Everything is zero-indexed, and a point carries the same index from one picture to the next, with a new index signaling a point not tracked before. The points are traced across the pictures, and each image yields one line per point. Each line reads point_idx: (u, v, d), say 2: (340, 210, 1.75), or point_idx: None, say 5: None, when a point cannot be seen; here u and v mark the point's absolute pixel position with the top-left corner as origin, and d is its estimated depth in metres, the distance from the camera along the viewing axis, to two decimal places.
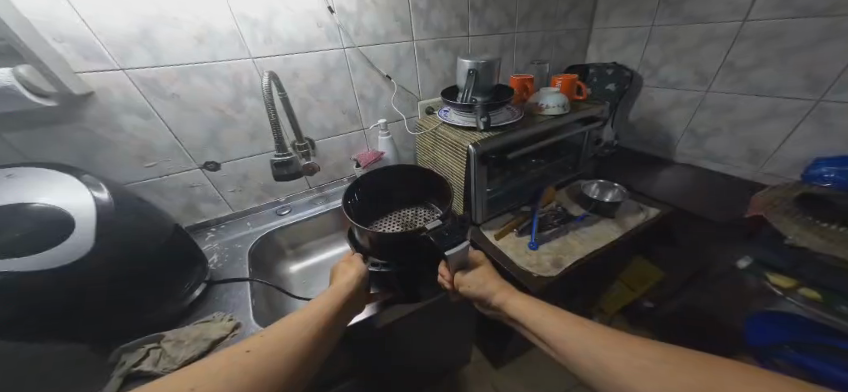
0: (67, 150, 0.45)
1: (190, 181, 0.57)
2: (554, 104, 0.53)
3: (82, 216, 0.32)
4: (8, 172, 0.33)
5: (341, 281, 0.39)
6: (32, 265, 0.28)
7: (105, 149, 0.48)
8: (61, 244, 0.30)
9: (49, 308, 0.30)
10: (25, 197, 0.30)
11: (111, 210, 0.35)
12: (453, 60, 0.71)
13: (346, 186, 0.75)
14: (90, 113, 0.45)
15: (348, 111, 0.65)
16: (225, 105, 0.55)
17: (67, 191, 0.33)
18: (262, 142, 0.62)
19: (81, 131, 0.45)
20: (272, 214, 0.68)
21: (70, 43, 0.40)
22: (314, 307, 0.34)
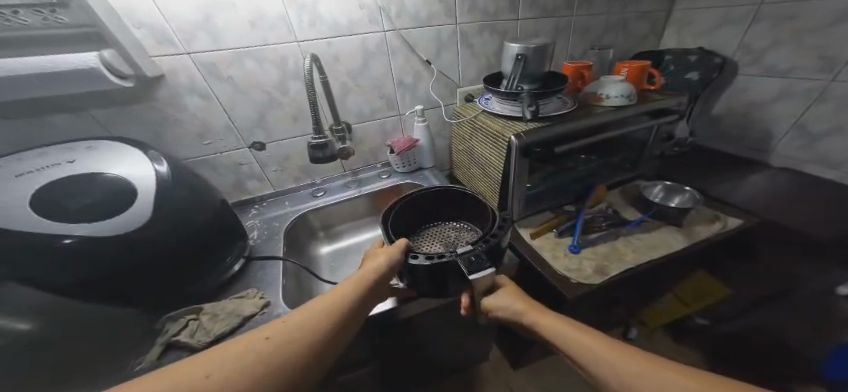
0: (138, 127, 0.49)
1: (239, 159, 0.61)
2: (616, 95, 0.48)
3: (143, 185, 0.36)
4: (89, 144, 0.37)
5: (369, 266, 0.38)
6: (109, 229, 0.32)
7: (170, 127, 0.51)
8: (131, 207, 0.34)
9: (114, 273, 0.33)
10: (97, 168, 0.35)
11: (169, 183, 0.38)
12: (500, 46, 0.67)
13: (378, 171, 0.75)
14: (161, 94, 0.49)
15: (386, 97, 0.64)
16: (272, 88, 0.56)
17: (134, 163, 0.37)
18: (303, 125, 0.63)
19: (151, 110, 0.49)
20: (308, 196, 0.70)
21: (147, 29, 0.44)
22: (337, 293, 0.34)
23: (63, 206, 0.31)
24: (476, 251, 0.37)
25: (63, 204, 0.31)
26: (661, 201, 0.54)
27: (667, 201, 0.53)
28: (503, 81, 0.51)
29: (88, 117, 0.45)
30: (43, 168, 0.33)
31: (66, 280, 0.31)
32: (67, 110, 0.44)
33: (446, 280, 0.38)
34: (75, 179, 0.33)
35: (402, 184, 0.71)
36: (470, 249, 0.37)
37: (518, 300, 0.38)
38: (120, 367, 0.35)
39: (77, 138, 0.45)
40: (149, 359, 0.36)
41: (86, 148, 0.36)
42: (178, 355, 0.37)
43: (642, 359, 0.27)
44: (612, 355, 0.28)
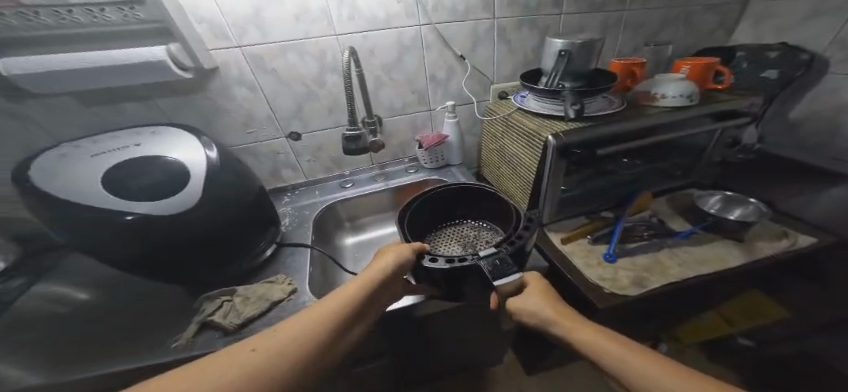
0: (192, 114, 0.54)
1: (277, 148, 0.64)
2: (673, 94, 0.44)
3: (196, 169, 0.39)
4: (152, 129, 0.40)
5: (375, 266, 0.36)
6: (164, 209, 0.35)
7: (220, 116, 0.56)
8: (185, 190, 0.37)
9: (166, 249, 0.36)
10: (157, 153, 0.37)
11: (217, 168, 0.41)
12: (539, 41, 0.64)
13: (405, 166, 0.75)
14: (214, 84, 0.53)
15: (418, 92, 0.64)
16: (311, 81, 0.59)
17: (189, 148, 0.40)
18: (337, 116, 0.65)
19: (206, 100, 0.54)
20: (337, 186, 0.72)
21: (207, 23, 0.48)
22: (341, 297, 0.33)
23: (126, 188, 0.34)
24: (499, 253, 0.36)
25: (127, 186, 0.34)
26: (719, 212, 0.50)
27: (725, 213, 0.49)
28: (541, 79, 0.49)
29: (153, 105, 0.50)
30: (113, 151, 0.36)
31: (125, 255, 0.35)
32: (134, 98, 0.49)
33: (467, 281, 0.37)
34: (137, 163, 0.35)
35: (428, 180, 0.71)
36: (493, 252, 0.36)
37: (548, 300, 0.34)
38: (161, 341, 0.39)
39: (140, 123, 0.50)
40: (186, 336, 0.38)
41: (150, 134, 0.39)
42: (212, 333, 0.40)
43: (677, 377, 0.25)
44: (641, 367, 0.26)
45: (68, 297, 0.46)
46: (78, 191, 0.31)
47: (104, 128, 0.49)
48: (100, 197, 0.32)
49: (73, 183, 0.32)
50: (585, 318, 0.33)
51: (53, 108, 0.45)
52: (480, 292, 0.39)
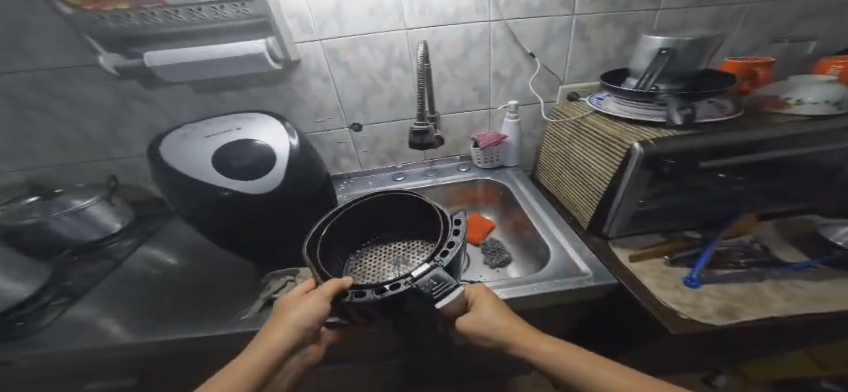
0: (274, 103, 0.63)
1: (339, 138, 0.70)
2: (812, 100, 0.39)
3: (280, 154, 0.45)
4: (250, 115, 0.48)
5: (294, 315, 0.34)
6: (256, 188, 0.42)
7: (296, 105, 0.63)
8: (271, 173, 0.43)
9: (247, 221, 0.44)
10: (250, 137, 0.44)
11: (297, 153, 0.46)
12: (627, 37, 0.59)
13: (456, 165, 0.75)
14: (296, 76, 0.60)
15: (480, 89, 0.63)
16: (377, 74, 0.61)
17: (275, 134, 0.46)
18: (398, 109, 0.67)
19: (288, 89, 0.62)
20: (389, 178, 0.75)
21: (296, 18, 0.53)
22: (263, 356, 0.32)
23: (228, 167, 0.41)
24: (435, 273, 0.34)
25: (229, 165, 0.41)
26: None
27: None
28: (632, 81, 0.46)
29: (247, 94, 0.61)
30: (219, 133, 0.43)
31: (221, 224, 0.44)
32: (235, 87, 0.60)
33: (410, 306, 0.34)
34: (236, 145, 0.42)
35: (480, 180, 0.70)
36: (425, 271, 0.34)
37: (493, 310, 0.35)
38: (232, 312, 0.45)
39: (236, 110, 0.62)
40: (254, 310, 0.43)
41: (247, 119, 0.47)
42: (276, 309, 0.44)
43: (616, 376, 0.28)
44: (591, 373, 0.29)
45: (160, 259, 0.61)
46: (197, 167, 0.40)
47: (214, 110, 0.63)
48: (210, 173, 0.40)
49: (193, 160, 0.40)
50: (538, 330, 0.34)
51: (187, 95, 0.61)
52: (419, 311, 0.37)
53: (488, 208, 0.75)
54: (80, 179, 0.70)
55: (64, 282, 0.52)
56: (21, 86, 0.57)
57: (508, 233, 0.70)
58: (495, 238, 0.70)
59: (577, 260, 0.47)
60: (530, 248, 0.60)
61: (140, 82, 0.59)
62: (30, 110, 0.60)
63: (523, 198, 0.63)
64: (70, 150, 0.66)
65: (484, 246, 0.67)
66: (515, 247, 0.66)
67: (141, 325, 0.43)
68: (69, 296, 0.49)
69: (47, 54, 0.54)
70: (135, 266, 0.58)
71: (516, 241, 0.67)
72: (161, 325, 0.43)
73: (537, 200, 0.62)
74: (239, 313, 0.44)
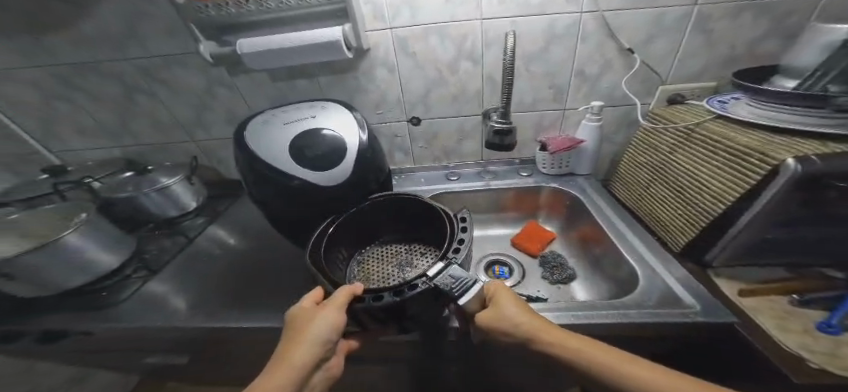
0: (339, 90, 0.65)
1: (396, 131, 0.69)
2: None
3: (348, 145, 0.46)
4: (323, 105, 0.51)
5: (307, 330, 0.34)
6: (323, 177, 0.44)
7: (360, 95, 0.65)
8: (338, 163, 0.44)
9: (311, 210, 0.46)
10: (323, 125, 0.46)
11: (364, 146, 0.47)
12: (768, 30, 0.47)
13: (516, 169, 0.70)
14: (362, 65, 0.61)
15: (559, 88, 0.56)
16: (445, 67, 0.58)
17: (345, 127, 0.47)
18: (461, 105, 0.63)
19: (354, 79, 0.63)
20: (443, 177, 0.73)
21: (371, 4, 0.53)
22: (284, 375, 0.32)
23: (302, 150, 0.44)
24: (452, 269, 0.35)
25: (304, 149, 0.44)
26: None
27: None
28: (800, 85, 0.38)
29: (316, 82, 0.65)
30: (297, 120, 0.47)
31: (289, 210, 0.46)
32: (307, 75, 0.64)
33: (421, 307, 0.34)
34: (311, 131, 0.45)
35: (546, 187, 0.65)
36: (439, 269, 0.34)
37: (512, 305, 0.35)
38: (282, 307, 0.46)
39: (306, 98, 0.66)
40: None
41: (322, 107, 0.50)
42: None
43: (644, 368, 0.29)
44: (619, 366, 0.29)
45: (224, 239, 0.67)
46: (277, 150, 0.44)
47: (286, 99, 0.67)
48: (287, 156, 0.43)
49: (274, 144, 0.44)
50: (556, 327, 0.34)
51: (263, 82, 0.65)
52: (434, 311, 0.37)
53: (552, 218, 0.69)
54: (167, 158, 0.78)
55: (144, 255, 0.59)
56: (134, 71, 0.62)
57: (574, 247, 0.63)
58: (559, 251, 0.64)
59: (679, 292, 0.39)
60: (605, 270, 0.54)
61: (226, 69, 0.62)
62: (139, 95, 0.66)
63: (599, 212, 0.56)
64: (161, 130, 0.73)
65: (545, 260, 0.62)
66: (583, 263, 0.60)
67: (205, 313, 0.46)
68: (146, 270, 0.55)
69: (155, 42, 0.58)
70: (202, 244, 0.64)
71: (583, 257, 0.61)
72: (225, 310, 0.46)
73: (619, 216, 0.54)
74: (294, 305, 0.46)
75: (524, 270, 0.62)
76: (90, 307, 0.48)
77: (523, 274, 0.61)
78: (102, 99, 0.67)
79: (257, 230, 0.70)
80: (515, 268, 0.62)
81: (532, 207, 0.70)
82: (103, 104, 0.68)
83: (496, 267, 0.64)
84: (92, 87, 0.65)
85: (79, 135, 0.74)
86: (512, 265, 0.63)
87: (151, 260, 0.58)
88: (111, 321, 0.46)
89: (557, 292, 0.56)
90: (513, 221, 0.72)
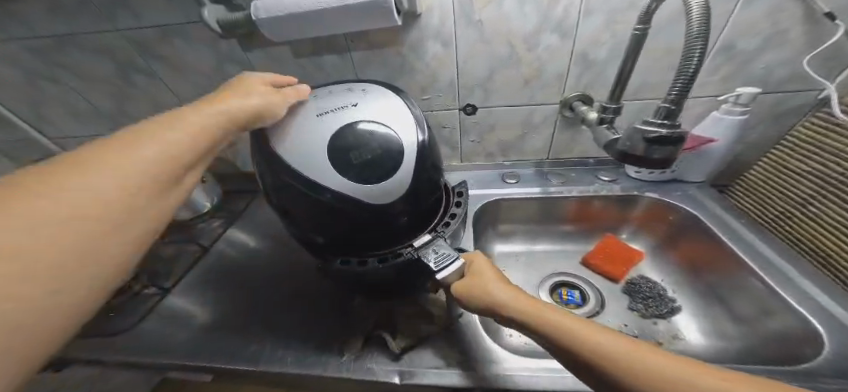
0: (377, 70, 0.53)
1: (443, 121, 0.58)
2: None
3: (407, 148, 0.34)
4: (363, 87, 0.39)
5: (179, 125, 0.26)
6: (375, 198, 0.33)
7: (403, 76, 0.53)
8: (395, 174, 0.33)
9: (349, 237, 0.35)
10: (370, 118, 0.34)
11: (424, 150, 0.35)
12: None
13: (591, 171, 0.60)
14: (409, 37, 0.48)
15: (681, 70, 0.45)
16: (521, 40, 0.46)
17: (403, 124, 0.35)
18: (532, 92, 0.52)
19: (397, 56, 0.51)
20: (498, 180, 0.62)
21: None
22: (141, 163, 0.22)
23: (346, 156, 0.32)
24: (436, 244, 0.36)
25: (348, 154, 0.32)
26: None
27: None
28: None
29: (348, 60, 0.53)
30: (334, 109, 0.35)
31: (328, 237, 0.36)
32: (335, 50, 0.51)
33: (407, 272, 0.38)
34: (356, 128, 0.33)
35: (640, 196, 0.54)
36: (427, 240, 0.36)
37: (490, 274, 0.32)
38: (332, 342, 0.41)
39: (335, 81, 0.55)
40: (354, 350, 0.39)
41: (362, 91, 0.38)
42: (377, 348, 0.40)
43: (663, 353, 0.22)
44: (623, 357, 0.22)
45: (243, 242, 0.61)
46: (311, 155, 0.32)
47: (311, 82, 0.56)
48: (325, 163, 0.32)
49: (306, 145, 0.33)
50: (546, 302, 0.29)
51: (283, 58, 0.53)
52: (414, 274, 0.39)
53: (644, 235, 0.57)
54: None
55: None
56: (127, 46, 0.51)
57: (676, 273, 0.52)
58: (651, 278, 0.54)
59: None
60: (735, 309, 0.43)
61: (238, 43, 0.50)
62: (135, 74, 0.56)
63: (729, 233, 0.44)
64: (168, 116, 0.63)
65: (634, 288, 0.52)
66: (689, 294, 0.50)
67: (229, 349, 0.41)
68: (158, 288, 0.51)
69: (148, 7, 0.46)
70: (223, 249, 0.59)
71: (682, 285, 0.51)
72: (252, 346, 0.41)
73: (764, 240, 0.43)
74: (335, 344, 0.41)
75: (601, 296, 0.52)
76: (101, 336, 0.43)
77: (599, 302, 0.51)
78: (96, 79, 0.57)
79: (283, 234, 0.62)
80: (590, 294, 0.52)
81: (615, 218, 0.58)
82: (98, 85, 0.58)
83: (562, 290, 0.54)
84: (85, 66, 0.55)
85: (76, 120, 0.65)
86: (584, 288, 0.54)
87: (161, 277, 0.52)
88: (121, 353, 0.41)
89: (651, 327, 0.47)
90: (577, 234, 0.61)
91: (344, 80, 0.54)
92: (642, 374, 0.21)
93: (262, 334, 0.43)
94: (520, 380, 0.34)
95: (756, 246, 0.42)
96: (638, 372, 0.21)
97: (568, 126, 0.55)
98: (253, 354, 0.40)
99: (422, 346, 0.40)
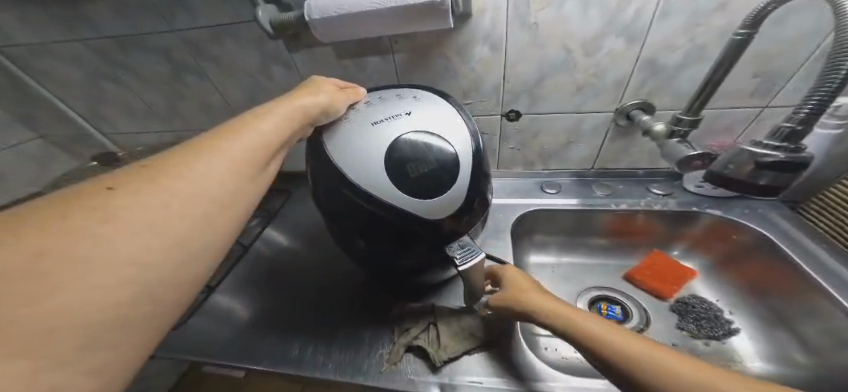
0: (420, 73, 0.52)
1: (484, 127, 0.57)
2: None
3: (463, 160, 0.33)
4: (415, 94, 0.37)
5: (248, 132, 0.28)
6: (428, 212, 0.32)
7: (447, 80, 0.52)
8: (451, 188, 0.32)
9: (391, 245, 0.35)
10: (426, 127, 0.33)
11: (478, 162, 0.35)
12: None
13: (642, 183, 0.57)
14: (458, 40, 0.47)
15: (767, 76, 0.43)
16: (579, 46, 0.44)
17: (459, 135, 0.34)
18: (583, 98, 0.50)
19: (443, 59, 0.50)
20: (536, 188, 0.60)
21: None
22: (215, 169, 0.24)
23: (403, 169, 0.31)
24: (461, 240, 0.37)
25: (405, 167, 0.31)
26: None
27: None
28: None
29: (391, 62, 0.51)
30: (388, 118, 0.34)
31: (374, 246, 0.36)
32: (380, 52, 0.51)
33: (428, 259, 0.38)
34: (411, 138, 0.32)
35: (703, 214, 0.50)
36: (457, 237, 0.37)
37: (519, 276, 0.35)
38: (371, 348, 0.41)
39: (377, 83, 0.54)
40: (391, 360, 0.39)
41: (413, 98, 0.37)
42: (417, 358, 0.39)
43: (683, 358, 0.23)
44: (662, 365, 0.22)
45: (280, 242, 0.61)
46: (366, 166, 0.32)
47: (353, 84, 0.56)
48: (382, 175, 0.31)
49: (360, 155, 0.32)
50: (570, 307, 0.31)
51: (326, 60, 0.53)
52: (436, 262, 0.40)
53: (698, 252, 0.54)
54: None
55: None
56: (179, 46, 0.52)
57: (736, 294, 0.49)
58: (705, 297, 0.50)
59: None
60: (804, 336, 0.39)
61: (285, 45, 0.50)
62: (183, 73, 0.57)
63: (804, 257, 0.41)
64: (211, 115, 0.65)
65: (685, 307, 0.48)
66: (751, 318, 0.46)
67: (271, 352, 0.41)
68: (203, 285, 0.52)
69: (202, 9, 0.47)
70: (261, 248, 0.59)
71: (744, 308, 0.47)
72: (295, 350, 0.41)
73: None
74: (377, 351, 0.40)
75: (645, 313, 0.49)
76: None
77: (643, 319, 0.49)
78: (148, 78, 0.59)
79: (317, 235, 0.63)
80: (633, 311, 0.50)
81: (665, 233, 0.55)
82: (150, 83, 0.60)
83: (602, 305, 0.52)
84: (137, 64, 0.57)
85: (127, 114, 0.68)
86: (626, 304, 0.51)
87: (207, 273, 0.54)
88: (168, 349, 0.42)
89: (702, 348, 0.44)
90: (619, 248, 0.58)
91: (385, 83, 0.54)
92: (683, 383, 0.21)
93: (303, 337, 0.43)
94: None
95: (839, 275, 0.38)
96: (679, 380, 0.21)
97: (620, 136, 0.54)
98: (295, 358, 0.40)
99: (462, 358, 0.38)
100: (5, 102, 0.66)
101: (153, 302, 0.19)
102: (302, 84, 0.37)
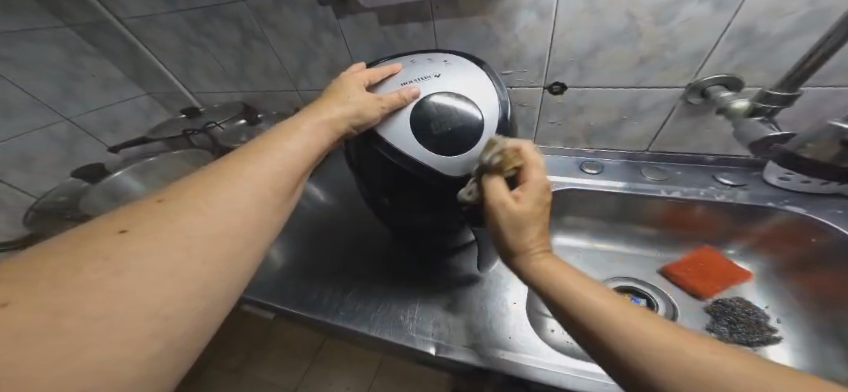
0: (459, 40, 0.51)
1: (523, 99, 0.55)
2: None
3: (490, 121, 0.33)
4: (446, 58, 0.37)
5: (273, 150, 0.27)
6: (451, 169, 0.32)
7: (488, 47, 0.50)
8: (475, 147, 0.32)
9: (411, 206, 0.37)
10: (454, 89, 0.34)
11: (505, 125, 0.34)
12: None
13: (709, 171, 0.51)
14: (503, 5, 0.44)
15: None
16: (647, 12, 0.38)
17: (488, 98, 0.34)
18: (643, 72, 0.44)
19: (485, 25, 0.47)
20: (573, 166, 0.57)
21: None
22: (251, 189, 0.24)
23: (427, 125, 0.32)
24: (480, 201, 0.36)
25: (429, 123, 0.32)
26: None
27: None
28: None
29: (431, 28, 0.51)
30: (418, 79, 0.35)
31: (395, 205, 0.39)
32: (421, 18, 0.50)
33: (443, 220, 0.40)
34: (438, 98, 0.33)
35: (777, 212, 0.43)
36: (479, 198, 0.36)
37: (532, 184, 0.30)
38: (379, 304, 0.45)
39: (416, 50, 0.54)
40: (400, 315, 0.43)
41: (445, 62, 0.37)
42: (420, 317, 0.43)
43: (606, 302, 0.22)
44: (659, 356, 0.18)
45: (319, 197, 0.68)
46: (394, 123, 0.33)
47: (394, 50, 0.57)
48: (407, 131, 0.32)
49: (387, 110, 0.33)
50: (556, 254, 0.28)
51: (370, 24, 0.54)
52: (453, 224, 0.41)
53: (761, 254, 0.48)
54: (275, 105, 0.80)
55: None
56: (249, 14, 0.58)
57: (797, 302, 0.44)
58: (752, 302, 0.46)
59: None
60: None
61: (334, 10, 0.53)
62: (251, 39, 0.64)
63: None
64: (272, 78, 0.72)
65: (724, 309, 0.44)
66: (805, 328, 0.42)
67: (297, 294, 0.48)
68: None
69: None
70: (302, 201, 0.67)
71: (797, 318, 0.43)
72: (315, 294, 0.48)
73: None
74: (384, 306, 0.45)
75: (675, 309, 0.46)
76: None
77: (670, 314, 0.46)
78: (223, 43, 0.67)
79: (350, 195, 0.68)
80: (660, 305, 0.47)
81: (726, 230, 0.49)
82: (225, 48, 0.68)
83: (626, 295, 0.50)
84: (215, 31, 0.65)
85: (208, 76, 0.79)
86: (654, 298, 0.48)
87: None
88: None
89: None
90: (662, 240, 0.53)
91: (424, 49, 0.53)
92: (678, 369, 0.17)
93: (323, 286, 0.49)
94: (537, 372, 0.33)
95: None
96: (682, 376, 0.17)
97: (686, 116, 0.47)
98: (314, 303, 0.46)
99: (461, 322, 0.41)
100: (123, 64, 0.81)
101: (181, 320, 0.18)
102: (332, 83, 0.37)
